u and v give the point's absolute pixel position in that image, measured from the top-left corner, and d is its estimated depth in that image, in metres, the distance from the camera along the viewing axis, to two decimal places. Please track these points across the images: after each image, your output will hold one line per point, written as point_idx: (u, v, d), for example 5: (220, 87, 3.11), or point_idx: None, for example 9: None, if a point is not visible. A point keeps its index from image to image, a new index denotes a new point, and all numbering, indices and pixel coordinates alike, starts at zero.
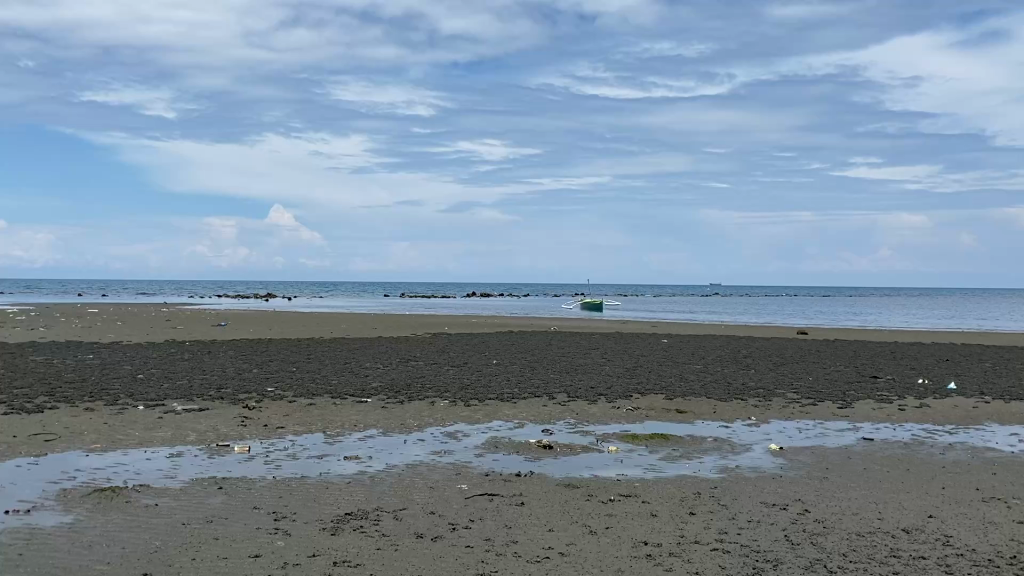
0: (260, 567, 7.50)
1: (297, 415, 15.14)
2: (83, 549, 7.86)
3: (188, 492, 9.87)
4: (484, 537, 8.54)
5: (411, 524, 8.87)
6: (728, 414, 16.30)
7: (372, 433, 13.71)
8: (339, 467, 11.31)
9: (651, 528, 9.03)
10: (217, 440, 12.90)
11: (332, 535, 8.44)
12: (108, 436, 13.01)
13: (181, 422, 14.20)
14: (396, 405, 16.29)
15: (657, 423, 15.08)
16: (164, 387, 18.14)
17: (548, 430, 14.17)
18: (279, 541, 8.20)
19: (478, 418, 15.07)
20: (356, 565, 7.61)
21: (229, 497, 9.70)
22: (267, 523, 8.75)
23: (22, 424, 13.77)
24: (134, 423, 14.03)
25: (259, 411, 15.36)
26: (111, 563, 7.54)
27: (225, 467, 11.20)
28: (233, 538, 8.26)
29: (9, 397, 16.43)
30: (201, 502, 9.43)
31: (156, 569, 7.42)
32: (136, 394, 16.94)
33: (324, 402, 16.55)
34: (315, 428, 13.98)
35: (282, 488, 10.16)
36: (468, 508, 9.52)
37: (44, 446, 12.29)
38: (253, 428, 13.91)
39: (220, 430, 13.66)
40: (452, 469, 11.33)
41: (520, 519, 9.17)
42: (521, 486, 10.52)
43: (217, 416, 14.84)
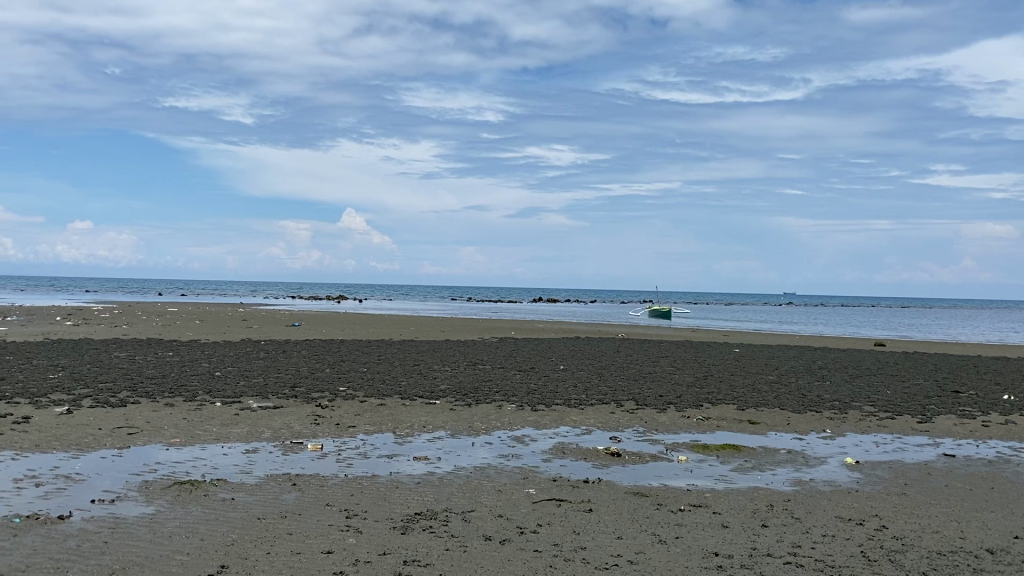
0: (332, 563, 7.61)
1: (368, 414, 15.37)
2: (164, 539, 8.12)
3: (263, 488, 10.11)
4: (552, 542, 8.53)
5: (478, 526, 8.91)
6: (802, 426, 15.93)
7: (441, 435, 13.83)
8: (409, 467, 11.43)
9: (723, 539, 8.88)
10: (290, 437, 13.17)
11: (402, 534, 8.53)
12: (186, 431, 13.39)
13: (257, 419, 14.53)
14: (463, 408, 16.42)
15: (727, 434, 14.84)
16: (240, 384, 18.65)
17: (616, 437, 14.07)
18: (351, 538, 8.32)
19: (545, 423, 15.08)
20: (426, 565, 7.67)
21: (303, 493, 9.89)
22: (338, 520, 8.89)
23: (106, 418, 14.33)
24: (212, 420, 14.41)
25: (331, 411, 15.65)
26: (190, 554, 7.77)
27: (298, 464, 11.44)
28: (306, 534, 8.41)
29: (93, 392, 17.04)
30: (276, 498, 9.64)
31: (233, 562, 7.60)
32: (213, 391, 17.44)
33: (393, 403, 16.76)
34: (385, 428, 14.16)
35: (353, 486, 10.31)
36: (536, 513, 9.51)
37: (126, 438, 12.74)
38: (325, 427, 14.17)
39: (294, 427, 13.97)
40: (520, 473, 11.33)
41: (588, 525, 9.13)
42: (590, 493, 10.47)
43: (291, 414, 15.17)
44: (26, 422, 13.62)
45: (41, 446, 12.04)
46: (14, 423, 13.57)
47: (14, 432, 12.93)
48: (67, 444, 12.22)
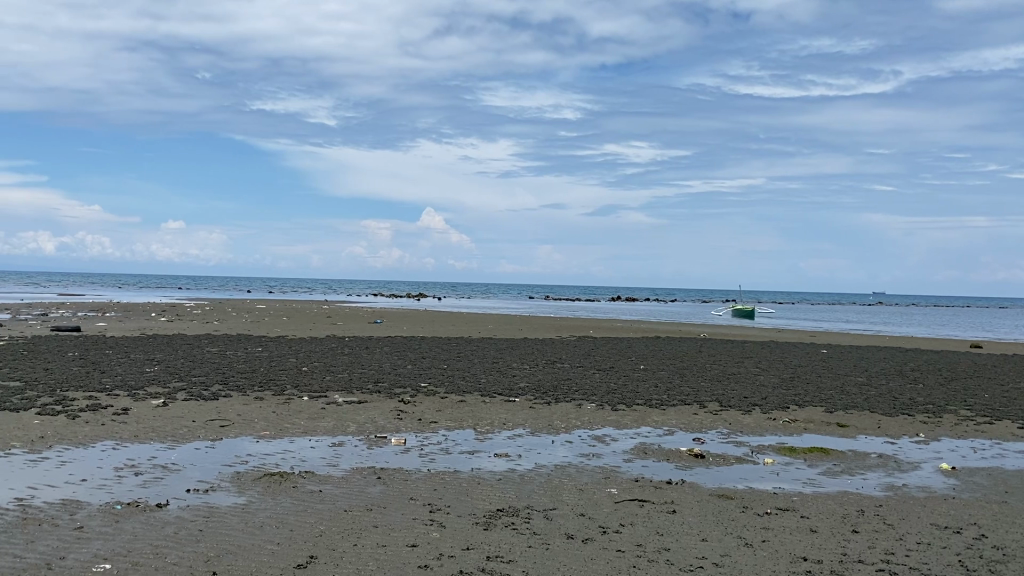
0: (416, 557, 7.70)
1: (449, 410, 15.54)
2: (256, 529, 8.37)
3: (350, 480, 10.31)
4: (635, 542, 8.45)
5: (560, 524, 8.89)
6: (894, 430, 15.40)
7: (522, 432, 13.87)
8: (491, 464, 11.49)
9: (811, 544, 8.65)
10: (374, 432, 13.38)
11: (485, 530, 8.58)
12: (275, 425, 13.76)
13: (342, 413, 14.83)
14: (544, 406, 16.42)
15: (814, 437, 14.46)
16: (326, 379, 19.09)
17: (699, 438, 13.88)
18: (435, 533, 8.41)
19: (627, 423, 14.97)
20: (509, 561, 7.69)
21: (388, 487, 10.06)
22: (422, 514, 8.99)
23: (200, 410, 14.84)
24: (300, 413, 14.78)
25: (413, 406, 15.88)
26: (280, 544, 7.97)
27: (382, 458, 11.63)
28: (391, 527, 8.54)
29: (188, 385, 17.70)
30: (361, 491, 9.82)
31: (321, 553, 7.76)
32: (300, 386, 17.88)
33: (474, 400, 16.90)
34: (466, 424, 14.29)
35: (437, 481, 10.43)
36: (618, 513, 9.44)
37: (218, 431, 13.17)
38: (409, 422, 14.37)
39: (378, 422, 14.22)
40: (601, 473, 11.26)
41: (671, 527, 9.01)
42: (673, 494, 10.32)
43: (375, 409, 15.45)
44: (126, 414, 14.24)
45: (139, 437, 12.55)
46: (115, 414, 14.20)
47: (114, 423, 13.52)
48: (163, 435, 12.72)
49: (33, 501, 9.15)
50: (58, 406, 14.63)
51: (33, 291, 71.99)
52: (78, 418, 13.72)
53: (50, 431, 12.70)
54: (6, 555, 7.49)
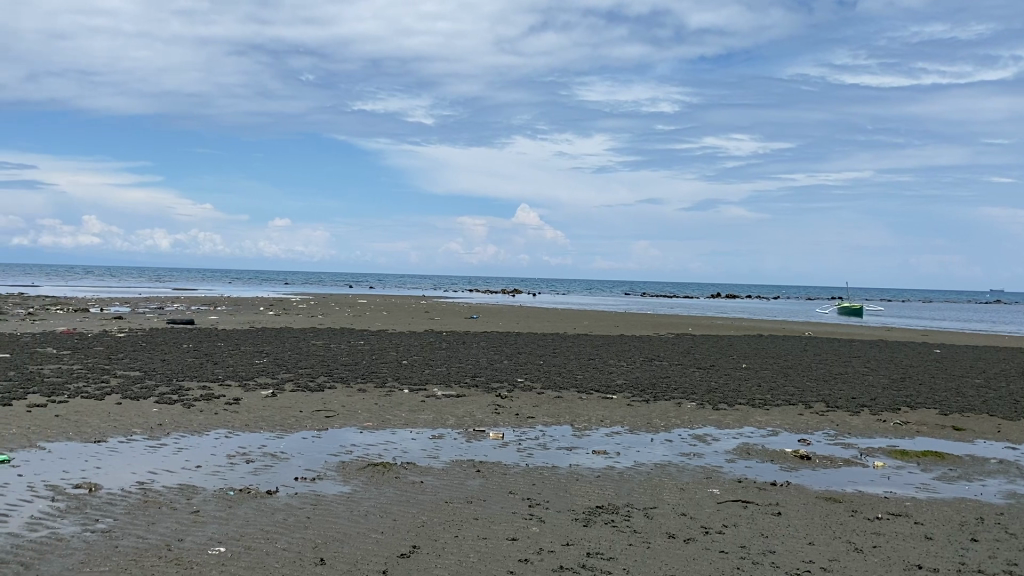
0: (517, 551, 7.74)
1: (546, 406, 15.57)
2: (360, 518, 8.55)
3: (450, 472, 10.45)
4: (738, 543, 8.27)
5: (662, 523, 8.77)
6: (1016, 435, 14.58)
7: (620, 429, 13.77)
8: (589, 460, 11.44)
9: (926, 552, 8.28)
10: (472, 426, 13.52)
11: (584, 526, 8.55)
12: (377, 416, 14.08)
13: (441, 407, 15.05)
14: (642, 403, 16.27)
15: (927, 440, 13.84)
16: (426, 372, 19.44)
17: (804, 439, 13.48)
18: (535, 527, 8.43)
19: (729, 423, 14.69)
20: (609, 559, 7.63)
21: (487, 480, 10.14)
22: (521, 508, 9.03)
23: (306, 400, 15.33)
24: (400, 405, 15.07)
25: (511, 400, 15.98)
26: (383, 533, 8.14)
27: (481, 451, 11.74)
28: (491, 520, 8.61)
29: (295, 376, 18.32)
30: (461, 483, 9.95)
31: (423, 543, 7.88)
32: (401, 378, 18.26)
33: (571, 396, 16.87)
34: (564, 420, 14.29)
35: (535, 476, 10.46)
36: (721, 513, 9.26)
37: (323, 421, 13.55)
38: (506, 416, 14.47)
39: (476, 415, 14.37)
40: (703, 473, 11.06)
41: (776, 529, 8.78)
42: (778, 496, 10.04)
43: (473, 402, 15.62)
44: (237, 403, 14.82)
45: (249, 426, 13.04)
46: (227, 403, 14.83)
47: (227, 411, 14.11)
48: (272, 424, 13.20)
49: (153, 485, 9.62)
50: (174, 396, 15.35)
51: (152, 287, 75.72)
52: (193, 406, 14.37)
53: (167, 419, 13.35)
54: (130, 534, 7.90)
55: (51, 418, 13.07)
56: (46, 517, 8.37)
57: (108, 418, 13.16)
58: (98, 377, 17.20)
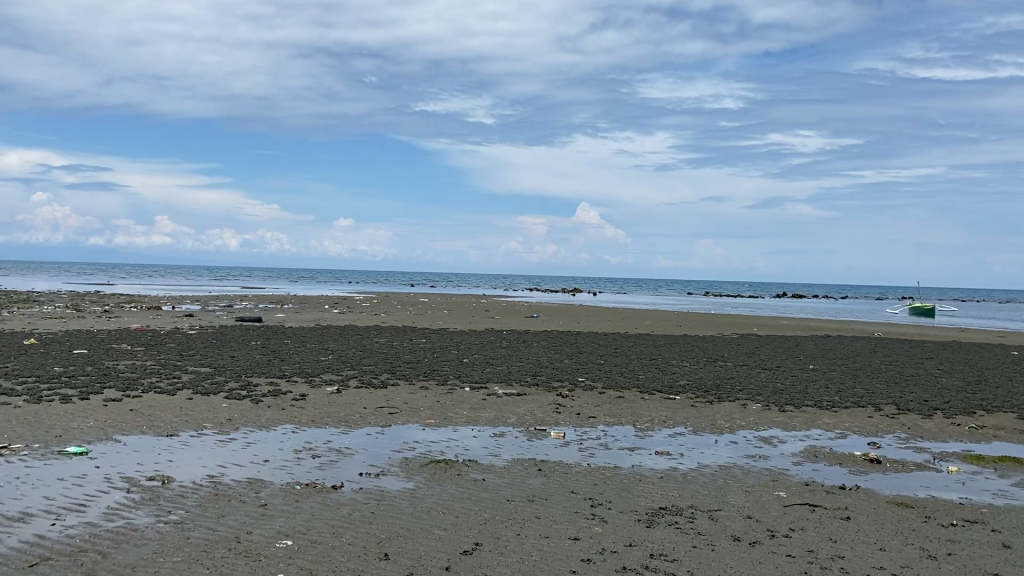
0: (579, 550, 7.71)
1: (608, 406, 15.48)
2: (423, 514, 8.62)
3: (512, 471, 10.47)
4: (806, 548, 8.10)
5: (726, 526, 8.64)
6: None
7: (683, 431, 13.61)
8: (652, 461, 11.34)
9: (1004, 561, 7.98)
10: (534, 424, 13.52)
11: (647, 527, 8.47)
12: (440, 413, 14.18)
13: (502, 405, 15.10)
14: (706, 404, 16.06)
15: (1005, 445, 13.36)
16: (488, 371, 19.50)
17: (874, 443, 13.13)
18: (597, 527, 8.39)
19: (795, 425, 14.40)
20: (673, 560, 7.56)
21: (549, 479, 10.13)
22: (584, 508, 8.99)
23: (370, 397, 15.53)
24: (462, 403, 15.15)
25: (572, 400, 15.92)
26: (446, 529, 8.20)
27: (543, 450, 11.72)
28: (553, 519, 8.59)
29: (358, 374, 18.56)
30: (523, 482, 9.95)
31: (486, 541, 7.91)
32: (462, 377, 18.36)
33: (633, 396, 16.74)
34: (626, 421, 14.18)
35: (597, 476, 10.40)
36: (787, 517, 9.07)
37: (387, 418, 13.70)
38: (567, 415, 14.43)
39: (538, 414, 14.37)
40: (769, 475, 10.86)
41: (845, 533, 8.57)
42: (846, 500, 9.81)
43: (534, 401, 15.62)
44: (303, 399, 15.10)
45: (315, 422, 13.26)
46: (293, 399, 15.12)
47: (293, 407, 14.38)
48: (337, 420, 13.41)
49: (223, 478, 9.85)
50: (242, 391, 15.70)
51: (221, 285, 77.57)
52: (261, 402, 14.68)
53: (236, 414, 13.66)
54: (201, 526, 8.11)
55: (126, 412, 13.48)
56: (121, 508, 8.64)
57: (180, 413, 13.54)
58: (170, 373, 17.69)
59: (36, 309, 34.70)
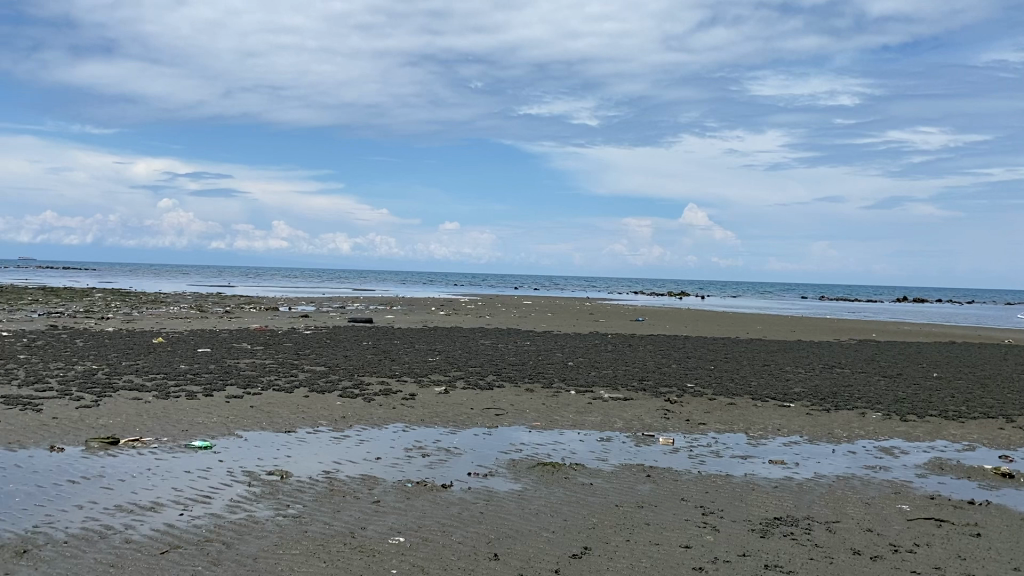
0: (690, 558, 7.57)
1: (718, 412, 15.15)
2: (532, 516, 8.64)
3: (621, 476, 10.36)
4: (932, 564, 7.69)
5: (846, 538, 8.30)
6: None
7: (798, 439, 13.18)
8: (765, 470, 11.03)
9: None
10: (642, 430, 13.38)
11: (761, 537, 8.23)
12: (546, 416, 14.18)
13: (609, 409, 14.99)
14: (821, 412, 15.50)
15: None
16: (593, 374, 19.40)
17: (1006, 456, 12.37)
18: (709, 535, 8.21)
19: (919, 435, 13.73)
20: (788, 572, 7.32)
21: (658, 486, 9.98)
22: (695, 516, 8.82)
23: (477, 398, 15.69)
24: (569, 407, 15.11)
25: (681, 406, 15.66)
26: (555, 533, 8.17)
27: (652, 456, 11.57)
28: (664, 525, 8.46)
29: (465, 375, 18.79)
30: (632, 487, 9.85)
31: (595, 545, 7.85)
32: (568, 380, 18.32)
33: (744, 403, 16.34)
34: (737, 428, 13.84)
35: (709, 483, 10.17)
36: (911, 531, 8.64)
37: (494, 419, 13.82)
38: (676, 421, 14.20)
39: (645, 420, 14.20)
40: (890, 487, 10.39)
41: (975, 550, 8.12)
42: (976, 516, 9.27)
43: (642, 406, 15.44)
44: (413, 398, 15.40)
45: (424, 421, 13.48)
46: (403, 398, 15.42)
47: (403, 406, 14.68)
48: (445, 420, 13.61)
49: (337, 474, 10.14)
50: (355, 390, 16.14)
51: (331, 287, 79.72)
52: (372, 401, 15.07)
53: (350, 412, 14.06)
54: (318, 521, 8.36)
55: (247, 408, 14.09)
56: (244, 501, 9.01)
57: (297, 410, 14.02)
58: (287, 371, 18.36)
59: (164, 309, 36.63)
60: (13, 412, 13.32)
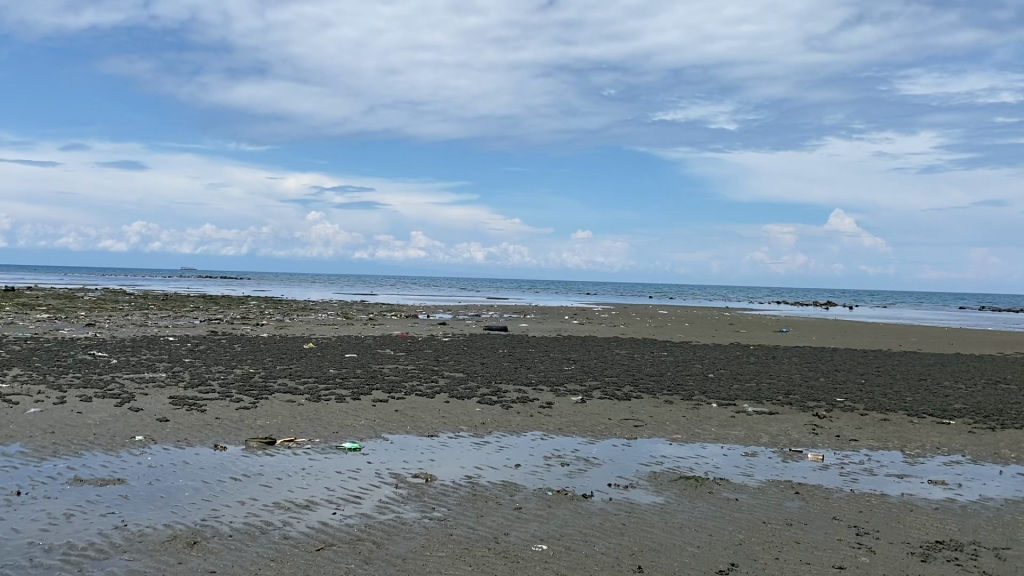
0: None
1: (871, 429, 14.45)
2: (676, 530, 8.51)
3: (767, 492, 10.04)
4: None
5: (1018, 567, 7.73)
6: None
7: (960, 459, 12.39)
8: (924, 490, 10.43)
9: None
10: (788, 445, 12.94)
11: (922, 561, 7.79)
12: (686, 429, 13.95)
13: (753, 423, 14.57)
14: (986, 431, 14.51)
15: None
16: (734, 387, 18.91)
17: None
18: (864, 557, 7.84)
19: None
20: None
21: (808, 503, 9.61)
22: (848, 536, 8.44)
23: (615, 409, 15.62)
24: (710, 420, 14.79)
25: (830, 421, 15.04)
26: (701, 547, 8.02)
27: (800, 473, 11.16)
28: (815, 545, 8.14)
29: (603, 384, 18.74)
30: (779, 504, 9.54)
31: (743, 562, 7.65)
32: (709, 392, 17.93)
33: (899, 419, 15.51)
34: (892, 446, 13.15)
35: (862, 503, 9.72)
36: None
37: (633, 430, 13.73)
38: (825, 437, 13.65)
39: (792, 435, 13.72)
40: None
41: None
42: None
43: (788, 421, 14.93)
44: (550, 407, 15.48)
45: (562, 430, 13.54)
46: (541, 406, 15.54)
47: (541, 414, 14.79)
48: (584, 430, 13.62)
49: (479, 479, 10.33)
50: (493, 397, 16.40)
51: (469, 296, 81.63)
52: (510, 408, 15.26)
53: (489, 418, 14.29)
54: (463, 525, 8.55)
55: (391, 412, 14.58)
56: (392, 502, 9.31)
57: (439, 415, 14.38)
58: (428, 377, 18.87)
59: (312, 316, 38.47)
60: (180, 412, 14.31)
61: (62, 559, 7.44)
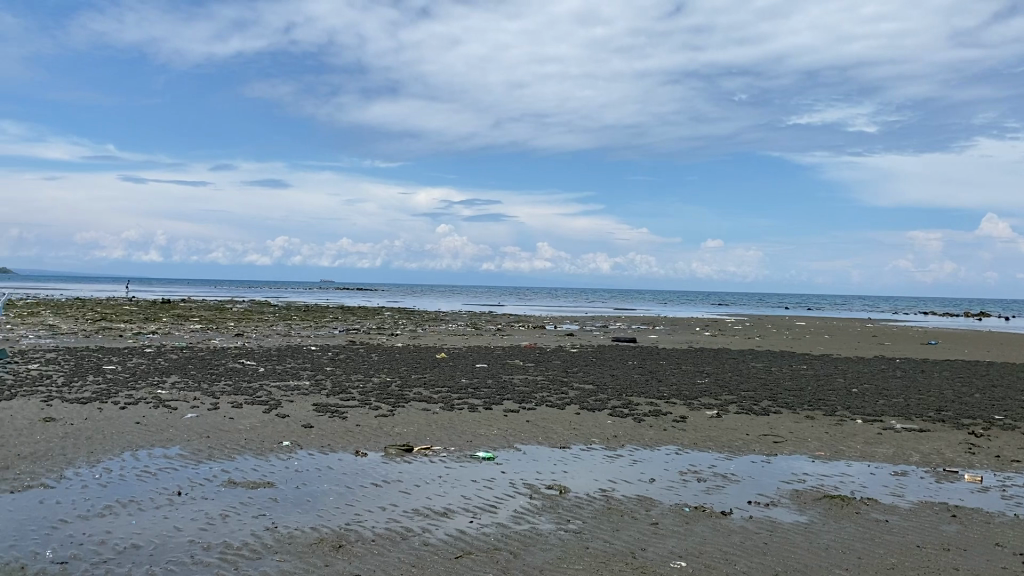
0: None
1: None
2: (822, 551, 8.18)
3: (920, 514, 9.50)
4: None
5: None
6: None
7: None
8: None
9: None
10: (942, 464, 12.21)
11: None
12: (829, 446, 13.39)
13: (903, 441, 13.83)
14: None
15: None
16: (880, 402, 18.01)
17: None
18: None
19: None
20: None
21: (966, 528, 9.02)
22: (1013, 564, 7.87)
23: (752, 424, 15.18)
24: (855, 437, 14.13)
25: (989, 440, 14.08)
26: (850, 571, 7.67)
27: (956, 495, 10.49)
28: (976, 572, 7.64)
29: (738, 399, 18.25)
30: (935, 527, 9.00)
31: None
32: (852, 407, 17.14)
33: None
34: None
35: None
36: None
37: (772, 446, 13.31)
38: (983, 457, 12.78)
39: (946, 454, 12.93)
40: None
41: None
42: None
43: (941, 439, 14.08)
44: (684, 421, 15.21)
45: (697, 444, 13.27)
46: (674, 420, 15.29)
47: (675, 428, 14.56)
48: (720, 445, 13.30)
49: (614, 493, 10.26)
50: (625, 409, 16.27)
51: (599, 307, 81.54)
52: (643, 421, 15.10)
53: (622, 431, 14.18)
54: (598, 538, 8.51)
55: (523, 423, 14.69)
56: (527, 513, 9.37)
57: (571, 427, 14.38)
58: (559, 388, 18.93)
59: (444, 327, 39.29)
60: (323, 419, 14.92)
61: (220, 557, 7.89)
